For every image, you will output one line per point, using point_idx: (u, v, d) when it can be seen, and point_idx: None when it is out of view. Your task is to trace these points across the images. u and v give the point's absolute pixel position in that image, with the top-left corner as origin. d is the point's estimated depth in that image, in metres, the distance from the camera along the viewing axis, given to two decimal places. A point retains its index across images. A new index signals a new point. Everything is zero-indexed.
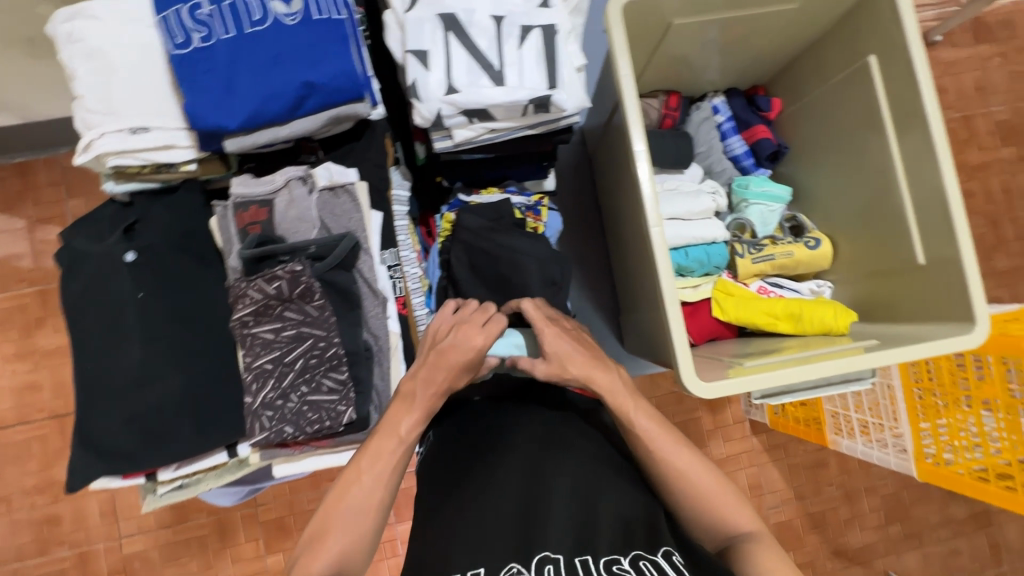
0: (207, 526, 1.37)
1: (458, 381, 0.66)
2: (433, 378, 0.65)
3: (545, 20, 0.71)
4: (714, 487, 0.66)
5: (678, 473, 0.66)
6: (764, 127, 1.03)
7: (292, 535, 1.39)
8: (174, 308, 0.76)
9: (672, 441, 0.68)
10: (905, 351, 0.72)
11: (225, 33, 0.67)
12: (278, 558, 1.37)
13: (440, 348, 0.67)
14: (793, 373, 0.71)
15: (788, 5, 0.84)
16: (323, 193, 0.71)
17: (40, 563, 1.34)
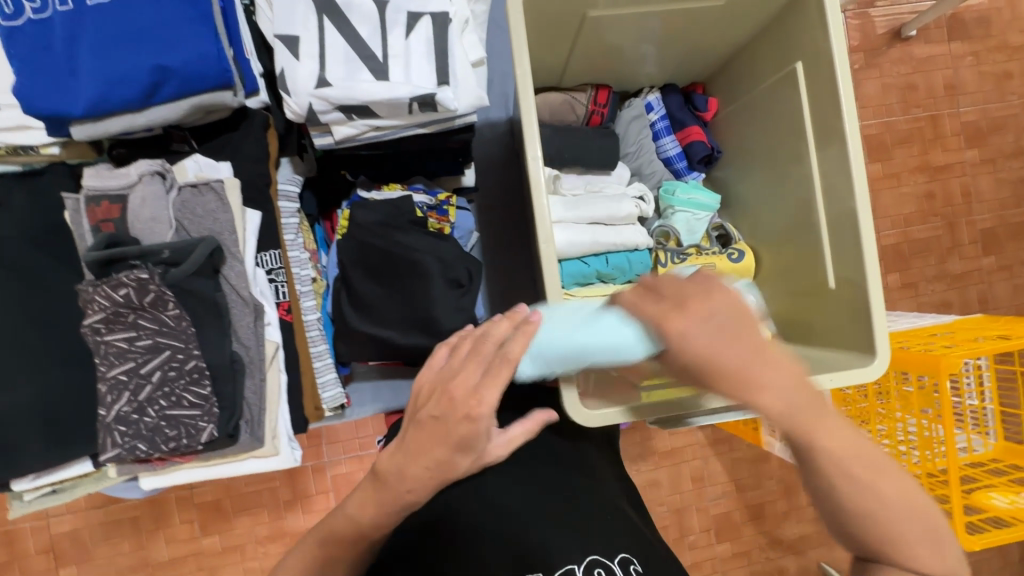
0: (137, 508, 1.36)
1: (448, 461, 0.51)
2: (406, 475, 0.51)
3: (435, 8, 0.65)
4: (918, 516, 0.49)
5: (871, 495, 0.48)
6: (698, 128, 0.98)
7: (227, 518, 1.40)
8: (24, 308, 0.69)
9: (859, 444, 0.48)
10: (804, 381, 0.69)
11: (63, 4, 0.59)
12: (213, 540, 1.38)
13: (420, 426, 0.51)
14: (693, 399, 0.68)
15: (715, 1, 0.78)
16: (184, 190, 0.66)
17: None
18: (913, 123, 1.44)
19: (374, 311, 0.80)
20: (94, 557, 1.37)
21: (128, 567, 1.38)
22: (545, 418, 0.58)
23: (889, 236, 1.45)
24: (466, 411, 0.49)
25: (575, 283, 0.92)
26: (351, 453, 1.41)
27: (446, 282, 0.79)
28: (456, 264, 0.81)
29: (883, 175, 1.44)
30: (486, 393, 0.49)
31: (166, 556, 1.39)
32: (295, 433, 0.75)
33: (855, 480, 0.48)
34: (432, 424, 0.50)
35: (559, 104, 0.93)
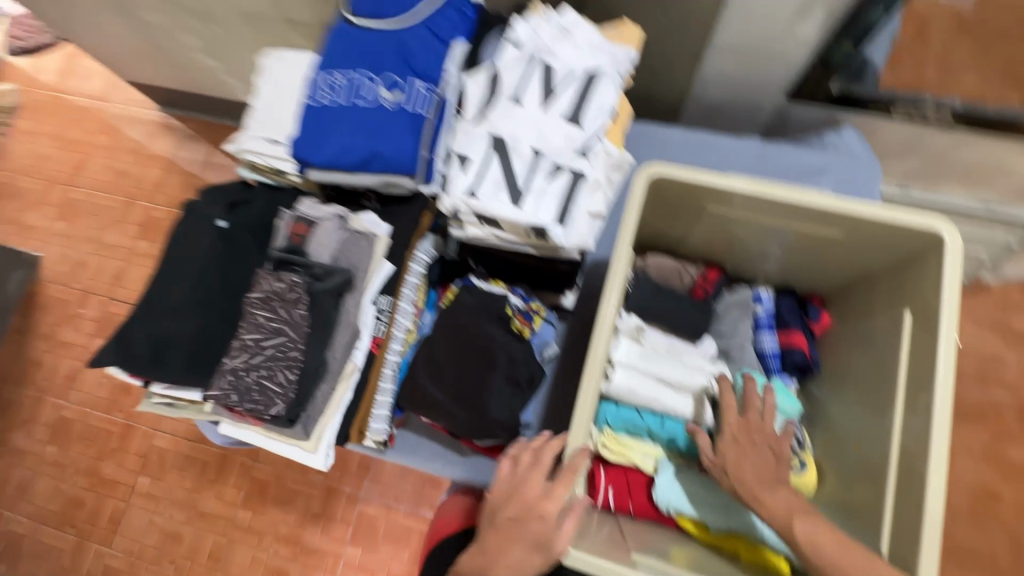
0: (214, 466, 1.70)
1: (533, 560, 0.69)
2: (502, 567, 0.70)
3: (577, 166, 0.81)
4: None
5: None
6: (803, 336, 0.97)
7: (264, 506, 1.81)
8: (222, 270, 0.96)
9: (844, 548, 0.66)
10: None
11: (341, 100, 0.89)
12: (245, 515, 1.80)
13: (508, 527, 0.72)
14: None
15: (833, 230, 0.81)
16: (349, 233, 0.87)
17: (100, 418, 1.97)
18: None
19: (441, 375, 0.93)
20: (164, 479, 1.89)
21: (179, 502, 1.86)
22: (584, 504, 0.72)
23: None
24: (538, 510, 0.70)
25: (625, 430, 0.95)
26: (380, 498, 1.78)
27: (505, 379, 0.92)
28: (522, 367, 0.92)
29: None
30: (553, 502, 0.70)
31: (208, 509, 1.84)
32: (335, 444, 0.87)
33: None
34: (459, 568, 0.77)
35: (668, 268, 1.02)
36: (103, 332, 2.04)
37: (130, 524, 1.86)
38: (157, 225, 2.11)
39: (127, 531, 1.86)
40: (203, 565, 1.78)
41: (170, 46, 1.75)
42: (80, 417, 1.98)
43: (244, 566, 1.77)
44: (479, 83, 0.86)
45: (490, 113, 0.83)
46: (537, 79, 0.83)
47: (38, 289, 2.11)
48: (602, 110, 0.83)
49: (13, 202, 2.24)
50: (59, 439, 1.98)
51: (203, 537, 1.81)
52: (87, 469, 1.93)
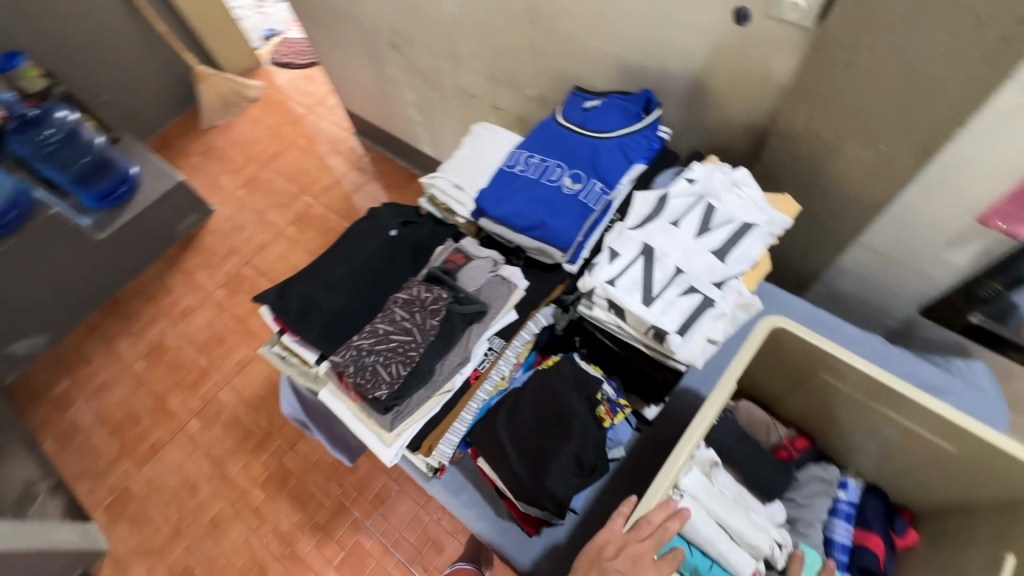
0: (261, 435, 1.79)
1: None
2: None
3: (710, 294, 0.89)
4: None
5: None
6: (880, 541, 0.92)
7: (281, 492, 1.88)
8: (378, 266, 1.12)
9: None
10: None
11: (530, 176, 1.08)
12: (260, 495, 1.87)
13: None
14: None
15: (947, 444, 0.81)
16: (496, 277, 1.02)
17: (191, 355, 2.20)
18: None
19: (517, 428, 0.98)
20: (211, 431, 2.03)
21: (213, 457, 1.98)
22: None
23: None
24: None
25: None
26: (383, 536, 1.78)
27: (574, 456, 0.95)
28: (591, 451, 0.96)
29: None
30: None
31: (233, 474, 1.94)
32: (407, 446, 0.95)
33: None
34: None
35: (758, 419, 1.04)
36: (229, 286, 2.34)
37: (166, 456, 2.00)
38: (311, 219, 2.46)
39: (161, 462, 1.99)
40: (204, 527, 1.85)
41: (392, 95, 2.17)
42: (177, 347, 2.22)
43: (239, 545, 1.81)
44: (647, 199, 1.00)
45: (648, 226, 0.96)
46: (698, 212, 0.95)
47: (199, 234, 2.49)
48: (746, 257, 0.92)
49: (215, 163, 2.71)
50: (152, 358, 2.21)
51: (217, 498, 1.90)
52: (159, 393, 2.13)
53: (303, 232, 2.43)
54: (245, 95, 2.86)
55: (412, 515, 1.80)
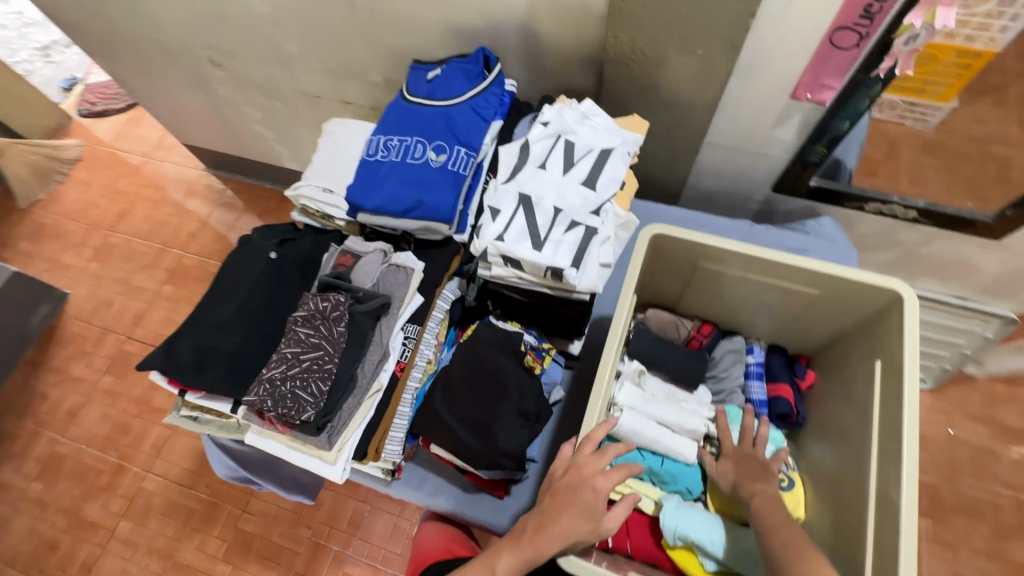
0: None
1: (579, 525, 0.77)
2: (547, 530, 0.79)
3: (590, 223, 0.95)
4: None
5: None
6: (789, 388, 1.06)
7: (248, 555, 1.77)
8: (267, 293, 1.06)
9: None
10: None
11: (395, 158, 1.06)
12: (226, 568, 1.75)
13: (560, 494, 0.80)
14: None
15: (812, 289, 0.94)
16: (390, 266, 1.00)
17: (95, 456, 1.96)
18: None
19: (456, 402, 1.00)
20: (147, 525, 1.85)
21: (159, 550, 1.81)
22: (631, 497, 0.83)
23: None
24: (590, 485, 0.79)
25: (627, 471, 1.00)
26: (369, 558, 1.74)
27: (517, 411, 0.99)
28: (530, 400, 1.00)
29: None
30: (604, 481, 0.79)
31: (187, 559, 1.79)
32: (353, 458, 0.93)
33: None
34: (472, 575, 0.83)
35: (666, 321, 1.12)
36: (115, 369, 2.09)
37: (103, 569, 1.79)
38: (186, 271, 2.24)
39: None
40: None
41: (232, 116, 2.00)
42: (75, 453, 1.97)
43: None
44: (512, 153, 1.03)
45: (519, 177, 0.99)
46: (560, 150, 0.99)
47: (59, 324, 2.19)
48: (613, 179, 0.98)
49: (51, 241, 2.37)
50: (48, 475, 1.95)
51: None
52: (71, 507, 1.89)
53: (182, 288, 2.21)
54: (63, 158, 2.51)
55: (392, 526, 1.77)
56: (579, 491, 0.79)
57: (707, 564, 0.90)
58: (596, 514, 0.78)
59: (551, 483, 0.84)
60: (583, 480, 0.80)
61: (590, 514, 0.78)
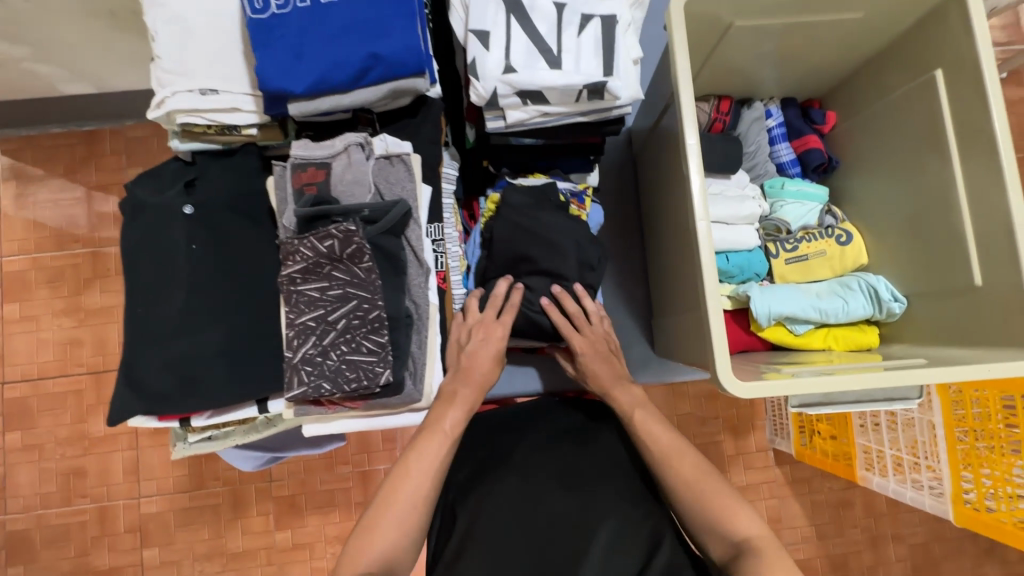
0: (222, 497, 1.49)
1: (490, 369, 0.79)
2: (471, 377, 0.78)
3: (605, 10, 0.73)
4: (720, 497, 0.73)
5: (676, 479, 0.75)
6: (815, 137, 1.02)
7: (302, 514, 1.49)
8: (222, 265, 0.79)
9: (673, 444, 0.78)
10: (900, 374, 0.70)
11: (301, 2, 0.71)
12: (288, 535, 1.47)
13: (471, 351, 0.79)
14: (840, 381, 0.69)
15: (854, 14, 0.82)
16: (380, 160, 0.74)
17: (61, 513, 1.49)
18: None
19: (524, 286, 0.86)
20: (175, 541, 1.49)
21: (204, 554, 1.49)
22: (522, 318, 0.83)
23: None
24: (484, 332, 0.81)
25: None
26: None
27: (579, 263, 0.86)
28: (589, 248, 0.86)
29: None
30: (501, 326, 0.81)
31: (239, 547, 1.49)
32: None
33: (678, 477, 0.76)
34: (419, 437, 0.73)
35: None
36: (16, 424, 1.50)
37: None
38: (20, 280, 1.53)
39: None
40: None
41: None
42: (36, 524, 1.49)
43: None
44: None
45: None
46: None
47: None
48: None
49: None
50: (22, 556, 1.49)
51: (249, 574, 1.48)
52: (76, 567, 1.49)
53: (30, 302, 1.52)
54: None
55: None
56: (488, 341, 0.80)
57: (797, 329, 0.93)
58: (502, 355, 0.82)
59: (456, 346, 0.82)
60: (488, 333, 0.81)
61: (498, 357, 0.81)
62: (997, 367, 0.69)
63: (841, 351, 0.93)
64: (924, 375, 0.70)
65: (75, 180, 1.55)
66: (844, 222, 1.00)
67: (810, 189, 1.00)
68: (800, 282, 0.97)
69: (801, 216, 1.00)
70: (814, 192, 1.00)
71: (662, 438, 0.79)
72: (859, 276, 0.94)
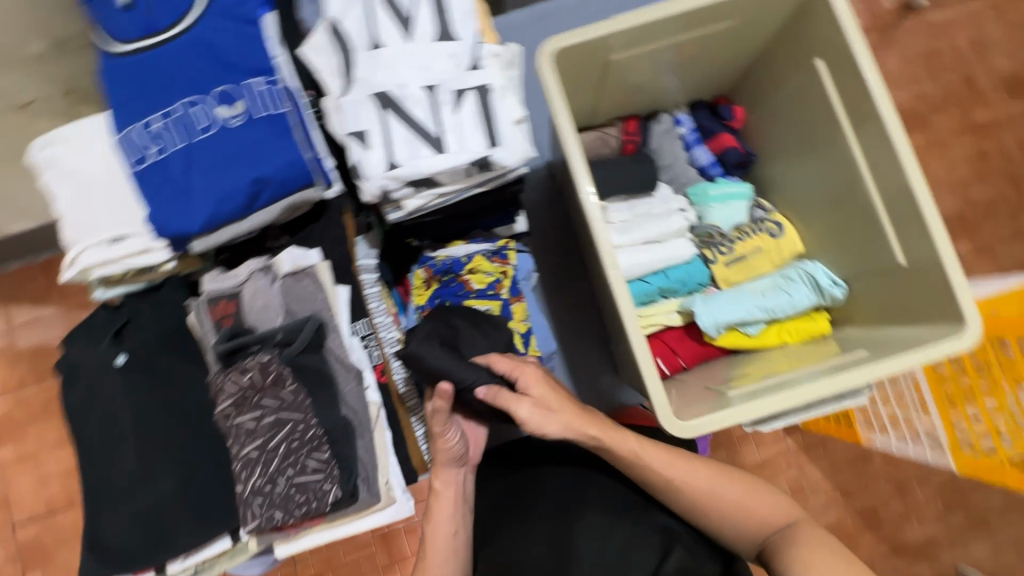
0: None
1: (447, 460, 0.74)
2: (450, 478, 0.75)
3: (477, 82, 0.73)
4: (754, 498, 0.72)
5: (706, 493, 0.71)
6: (728, 135, 1.02)
7: None
8: (166, 407, 0.79)
9: (706, 475, 0.72)
10: (845, 378, 0.71)
11: (177, 144, 0.71)
12: None
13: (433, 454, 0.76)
14: (790, 394, 0.71)
15: (726, 22, 0.82)
16: (285, 280, 0.75)
17: None
18: (946, 87, 1.46)
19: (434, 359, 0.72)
20: None
21: None
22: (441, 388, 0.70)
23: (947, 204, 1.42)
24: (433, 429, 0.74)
25: (642, 304, 0.97)
26: None
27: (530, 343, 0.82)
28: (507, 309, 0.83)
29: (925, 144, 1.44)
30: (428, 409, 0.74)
31: None
32: (407, 484, 0.81)
33: (713, 496, 0.72)
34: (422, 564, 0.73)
35: (592, 140, 1.01)
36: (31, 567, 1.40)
37: None
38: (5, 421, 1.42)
39: None
40: None
41: None
42: None
43: None
44: (323, 47, 0.71)
45: (357, 73, 0.71)
46: (382, 8, 0.71)
47: None
48: (466, 11, 0.73)
49: None
50: None
51: None
52: None
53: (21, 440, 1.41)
54: None
55: None
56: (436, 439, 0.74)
57: (750, 331, 0.93)
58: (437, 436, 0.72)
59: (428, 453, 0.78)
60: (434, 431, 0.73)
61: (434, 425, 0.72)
62: (933, 350, 0.69)
63: (795, 343, 0.93)
64: (869, 371, 0.71)
65: (45, 301, 1.42)
66: (772, 213, 1.00)
67: (737, 190, 1.00)
68: (745, 281, 0.97)
69: (730, 216, 0.99)
70: (741, 190, 0.99)
71: (686, 467, 0.73)
72: (798, 266, 0.94)
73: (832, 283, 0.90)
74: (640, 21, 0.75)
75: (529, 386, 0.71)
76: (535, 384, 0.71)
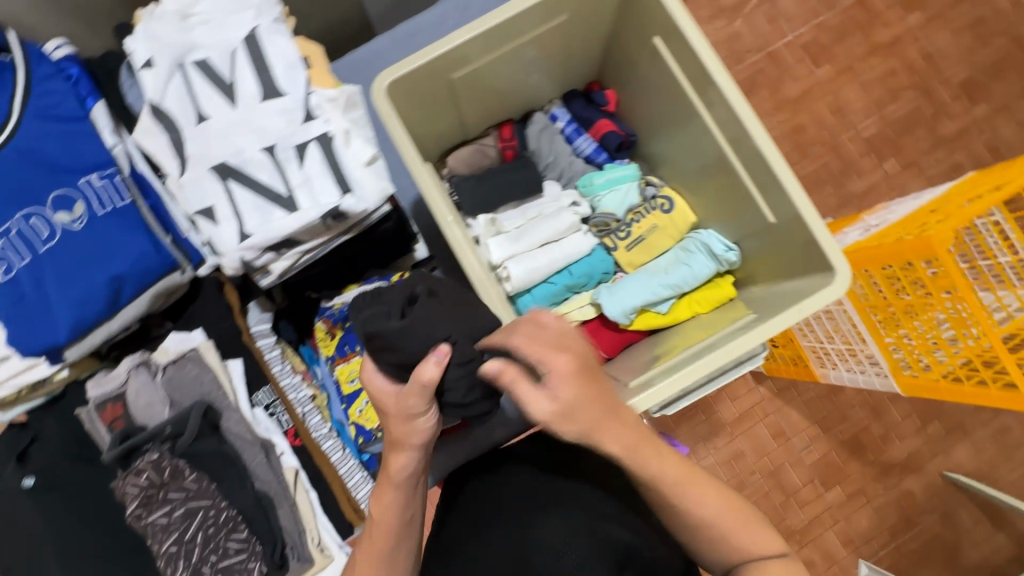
0: None
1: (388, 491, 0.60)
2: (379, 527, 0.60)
3: (316, 131, 0.71)
4: (757, 534, 0.56)
5: (698, 517, 0.55)
6: (607, 120, 1.01)
7: None
8: (83, 517, 0.78)
9: (712, 493, 0.56)
10: (743, 339, 0.72)
11: (22, 260, 0.68)
12: None
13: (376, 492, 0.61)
14: (686, 371, 0.71)
15: (560, 17, 0.83)
16: (167, 372, 0.78)
17: None
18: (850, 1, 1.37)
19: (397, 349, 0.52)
20: None
21: None
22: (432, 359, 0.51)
23: (869, 126, 1.34)
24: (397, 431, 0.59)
25: (552, 305, 0.98)
26: None
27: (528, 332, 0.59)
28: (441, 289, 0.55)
29: (834, 73, 1.34)
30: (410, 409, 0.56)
31: None
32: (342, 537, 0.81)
33: (714, 524, 0.55)
34: None
35: (471, 154, 1.01)
36: None
37: None
38: None
39: None
40: None
41: None
42: None
43: None
44: (152, 129, 0.70)
45: (191, 151, 0.70)
46: (203, 80, 0.70)
47: None
48: (290, 62, 0.72)
49: None
50: None
51: None
52: None
53: None
54: None
55: None
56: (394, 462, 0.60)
57: (661, 309, 0.93)
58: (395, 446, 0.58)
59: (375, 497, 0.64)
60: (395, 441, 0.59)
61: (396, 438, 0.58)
62: (809, 303, 0.70)
63: (707, 313, 0.94)
64: (762, 331, 0.72)
65: None
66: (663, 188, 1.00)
67: (625, 173, 0.99)
68: (648, 261, 0.98)
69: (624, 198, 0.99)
70: (628, 171, 0.99)
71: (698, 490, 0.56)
72: (692, 237, 0.95)
73: (726, 249, 0.91)
74: (481, 24, 0.76)
75: (557, 383, 0.48)
76: (565, 384, 0.47)
